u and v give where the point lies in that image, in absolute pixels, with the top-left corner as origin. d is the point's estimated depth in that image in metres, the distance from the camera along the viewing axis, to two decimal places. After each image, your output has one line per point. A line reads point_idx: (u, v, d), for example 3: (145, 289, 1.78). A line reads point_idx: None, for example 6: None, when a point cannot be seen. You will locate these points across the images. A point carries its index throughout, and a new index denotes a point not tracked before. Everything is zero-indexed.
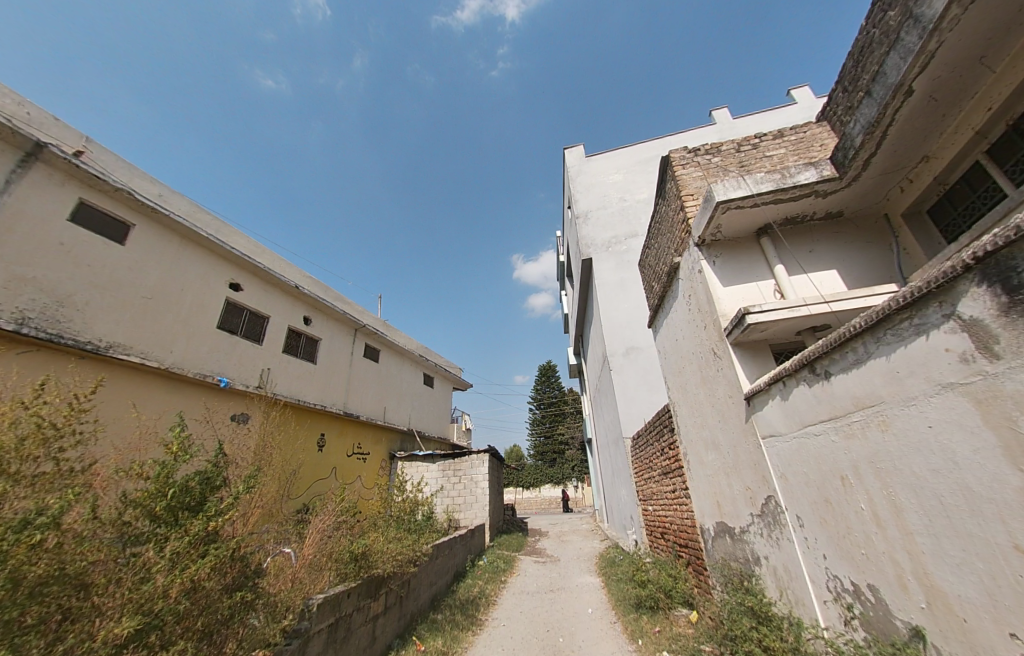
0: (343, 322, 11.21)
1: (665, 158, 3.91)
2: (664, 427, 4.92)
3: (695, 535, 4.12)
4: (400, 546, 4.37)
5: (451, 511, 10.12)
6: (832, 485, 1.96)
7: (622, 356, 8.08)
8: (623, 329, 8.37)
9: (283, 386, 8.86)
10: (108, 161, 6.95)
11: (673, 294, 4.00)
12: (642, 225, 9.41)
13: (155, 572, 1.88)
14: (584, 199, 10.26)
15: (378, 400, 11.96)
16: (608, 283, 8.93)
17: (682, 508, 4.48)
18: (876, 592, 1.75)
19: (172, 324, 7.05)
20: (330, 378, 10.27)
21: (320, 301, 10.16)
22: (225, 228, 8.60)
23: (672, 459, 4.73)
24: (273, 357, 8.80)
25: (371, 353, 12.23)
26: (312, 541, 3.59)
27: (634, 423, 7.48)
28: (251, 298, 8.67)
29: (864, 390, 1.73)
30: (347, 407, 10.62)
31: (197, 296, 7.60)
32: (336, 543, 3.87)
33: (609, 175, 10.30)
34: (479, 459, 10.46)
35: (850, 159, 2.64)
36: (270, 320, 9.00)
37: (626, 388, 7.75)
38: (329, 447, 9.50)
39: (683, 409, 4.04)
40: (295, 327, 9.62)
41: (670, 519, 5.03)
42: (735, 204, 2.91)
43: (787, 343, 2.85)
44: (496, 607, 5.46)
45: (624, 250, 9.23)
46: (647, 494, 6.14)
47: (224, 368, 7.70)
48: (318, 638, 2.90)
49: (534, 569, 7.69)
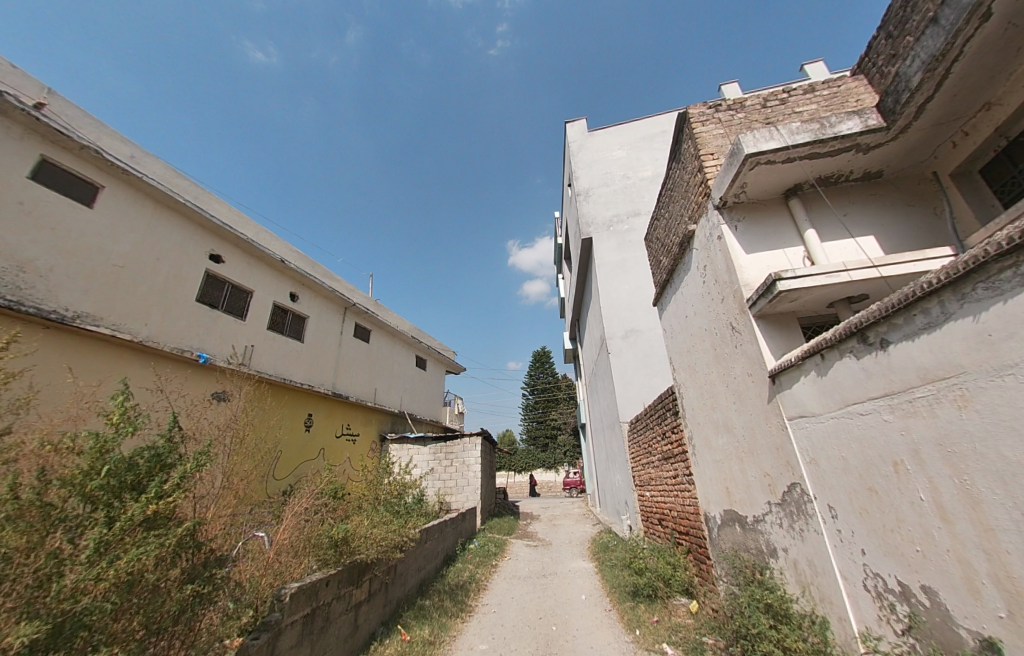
0: (333, 299, 10.76)
1: (682, 115, 3.53)
2: (667, 410, 4.67)
3: (698, 523, 3.91)
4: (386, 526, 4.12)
5: (443, 493, 9.95)
6: (881, 472, 1.70)
7: (621, 338, 7.80)
8: (623, 311, 8.07)
9: (267, 364, 8.48)
10: (73, 116, 6.34)
11: (685, 267, 3.69)
12: (645, 203, 9.02)
13: (71, 567, 1.55)
14: (584, 176, 9.83)
15: (368, 381, 11.64)
16: (609, 263, 8.59)
17: (684, 494, 4.26)
18: (934, 596, 1.51)
19: (146, 296, 6.61)
20: (318, 357, 9.91)
21: (308, 276, 9.69)
22: (205, 197, 8.08)
23: (674, 443, 4.50)
24: (256, 333, 8.39)
25: (362, 333, 11.87)
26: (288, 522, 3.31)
27: (632, 407, 7.25)
28: (234, 271, 8.20)
29: (937, 360, 1.44)
30: (336, 387, 10.30)
31: (174, 266, 7.12)
32: (315, 526, 3.60)
33: (612, 151, 9.83)
34: (472, 442, 10.27)
35: (902, 104, 2.32)
36: (253, 295, 8.55)
37: (624, 372, 7.49)
38: (315, 427, 9.22)
39: (691, 391, 3.78)
40: (281, 304, 9.17)
41: (669, 505, 4.83)
42: (766, 159, 2.58)
43: (816, 316, 2.57)
44: (487, 592, 5.30)
45: (626, 229, 8.87)
46: (643, 478, 5.98)
47: (203, 343, 7.30)
48: (292, 631, 2.63)
49: (525, 554, 7.57)
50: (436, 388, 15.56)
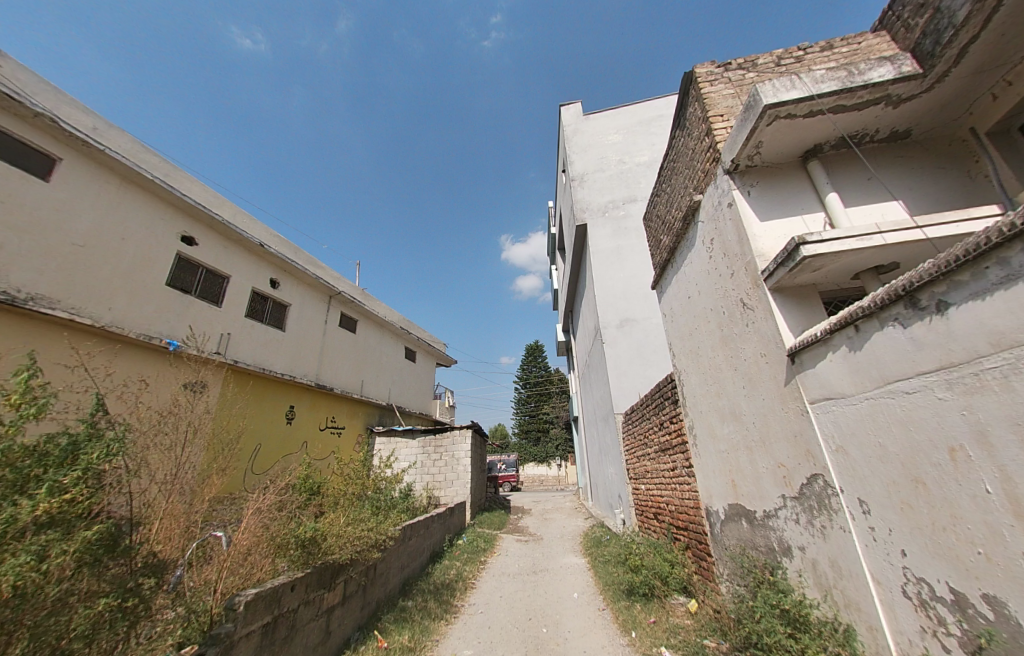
0: (317, 287, 10.31)
1: (688, 75, 3.23)
2: (665, 400, 4.41)
3: (697, 518, 3.67)
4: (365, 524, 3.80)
5: (431, 488, 9.66)
6: (932, 460, 1.44)
7: (615, 328, 7.54)
8: (618, 300, 7.80)
9: (244, 353, 8.06)
10: (24, 79, 5.74)
11: (689, 243, 3.40)
12: (641, 189, 8.73)
13: None
14: (579, 161, 9.51)
15: (354, 372, 11.25)
16: (604, 250, 8.29)
17: (682, 487, 4.01)
18: (1000, 606, 1.26)
19: (110, 278, 6.17)
20: (301, 346, 9.50)
21: (289, 262, 9.24)
22: (176, 176, 7.58)
23: (672, 434, 4.25)
24: (233, 320, 7.95)
25: (348, 323, 11.45)
26: (250, 521, 2.96)
27: (627, 398, 7.00)
28: (208, 255, 7.74)
29: (1018, 321, 1.17)
30: (319, 378, 9.91)
31: (141, 247, 6.66)
32: (283, 524, 3.27)
33: (608, 136, 9.51)
34: (461, 435, 9.99)
35: (942, 46, 2.05)
36: (230, 280, 8.09)
37: (619, 362, 7.24)
38: (298, 420, 8.87)
39: (693, 377, 3.52)
40: (261, 291, 8.72)
41: (665, 498, 4.59)
42: (786, 112, 2.29)
43: (839, 289, 2.30)
44: (474, 591, 5.02)
45: (621, 215, 8.58)
46: (638, 471, 5.76)
47: (174, 330, 6.88)
48: (247, 644, 2.31)
49: (515, 549, 7.32)
50: (426, 381, 15.20)
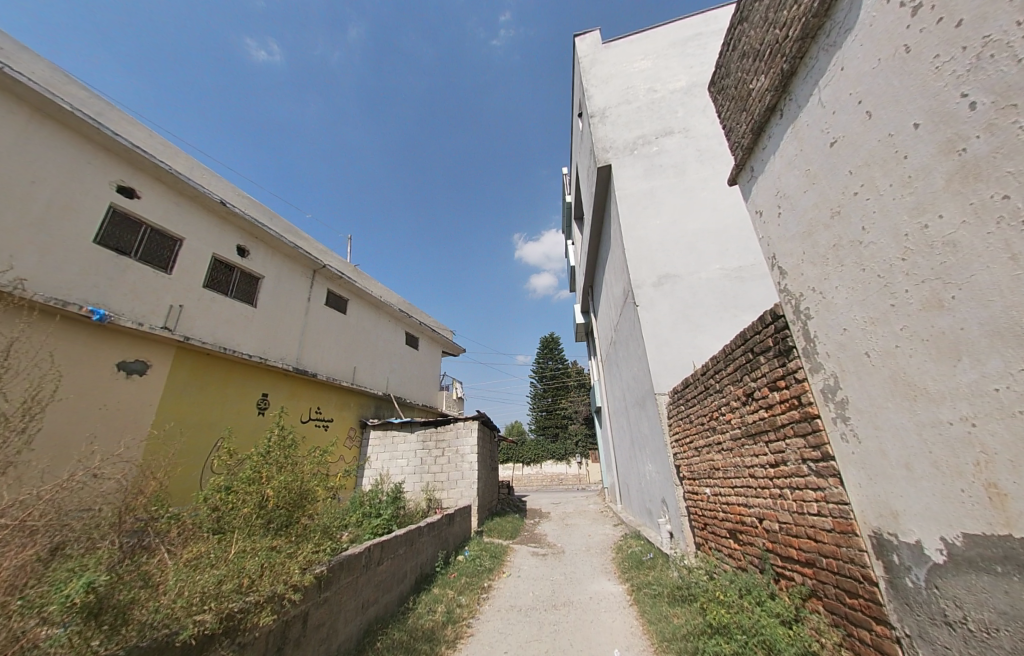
0: (297, 260, 8.95)
1: None
2: (755, 355, 2.79)
3: (846, 551, 2.07)
4: (279, 548, 2.34)
5: (431, 489, 8.23)
6: None
7: (653, 285, 5.88)
8: (655, 251, 6.14)
9: (201, 330, 6.75)
10: None
11: (840, 32, 1.81)
12: (679, 119, 7.00)
13: None
14: (599, 94, 7.84)
15: (344, 359, 9.90)
16: (634, 193, 6.63)
17: (800, 494, 2.41)
18: None
19: (14, 228, 4.91)
20: (277, 325, 8.17)
21: (259, 227, 7.89)
22: (114, 117, 6.38)
23: (771, 409, 2.63)
24: (187, 291, 6.66)
25: (337, 302, 10.09)
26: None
27: (672, 373, 5.34)
28: (155, 211, 6.45)
29: None
30: (301, 363, 8.58)
31: (59, 194, 5.40)
32: (105, 549, 1.84)
33: (633, 62, 7.81)
34: (466, 428, 8.48)
35: None
36: (184, 243, 6.79)
37: (659, 328, 5.59)
38: (272, 411, 7.57)
39: (840, 294, 1.93)
40: (224, 258, 7.40)
41: (755, 511, 2.97)
42: None
43: None
44: (471, 640, 3.51)
45: (654, 151, 6.89)
46: (696, 469, 4.16)
47: (105, 298, 5.61)
48: None
49: (529, 567, 5.78)
50: (430, 371, 13.78)
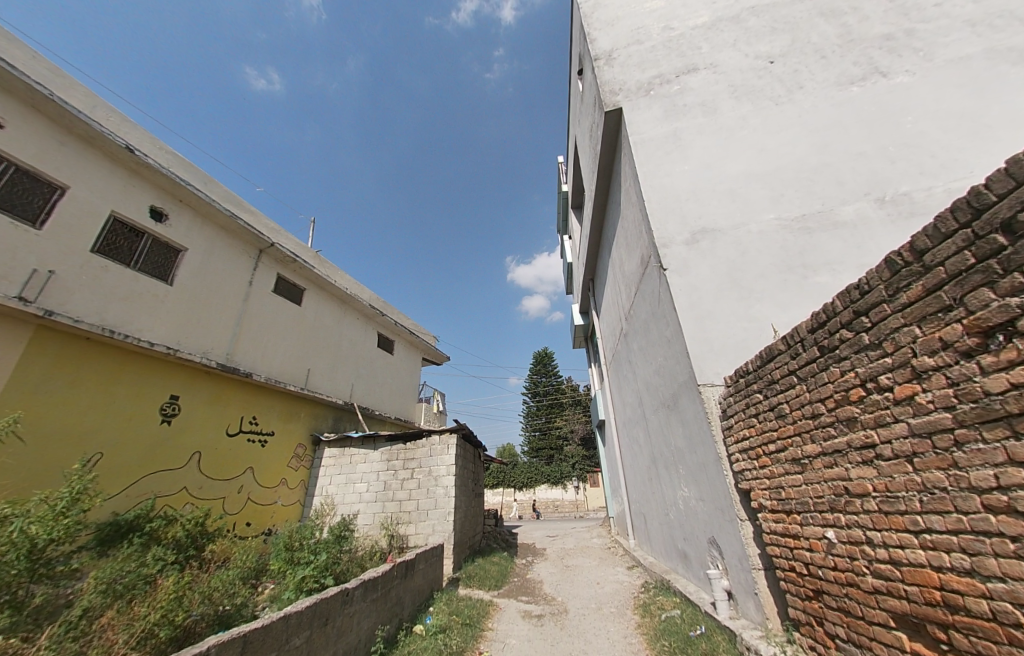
0: (236, 234, 7.34)
1: None
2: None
3: None
4: None
5: (394, 524, 6.38)
6: None
7: (687, 240, 4.38)
8: (685, 201, 4.68)
9: (83, 307, 5.06)
10: None
11: None
12: (704, 55, 5.67)
13: None
14: (604, 37, 6.53)
15: (295, 359, 8.16)
16: (653, 137, 5.22)
17: None
18: None
19: None
20: (200, 310, 6.48)
21: (184, 187, 6.34)
22: None
23: None
24: (64, 254, 5.00)
25: (289, 291, 8.45)
26: None
27: (722, 356, 3.76)
28: (26, 146, 4.85)
29: None
30: (233, 359, 6.85)
31: None
32: None
33: (644, 2, 6.55)
34: (441, 443, 6.71)
35: None
36: (67, 192, 5.17)
37: (698, 295, 4.06)
38: (184, 418, 5.81)
39: None
40: (128, 220, 5.78)
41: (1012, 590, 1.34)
42: None
43: None
44: None
45: (676, 90, 5.52)
46: (787, 495, 2.52)
47: None
48: None
49: (520, 642, 3.97)
50: (406, 379, 12.00)
